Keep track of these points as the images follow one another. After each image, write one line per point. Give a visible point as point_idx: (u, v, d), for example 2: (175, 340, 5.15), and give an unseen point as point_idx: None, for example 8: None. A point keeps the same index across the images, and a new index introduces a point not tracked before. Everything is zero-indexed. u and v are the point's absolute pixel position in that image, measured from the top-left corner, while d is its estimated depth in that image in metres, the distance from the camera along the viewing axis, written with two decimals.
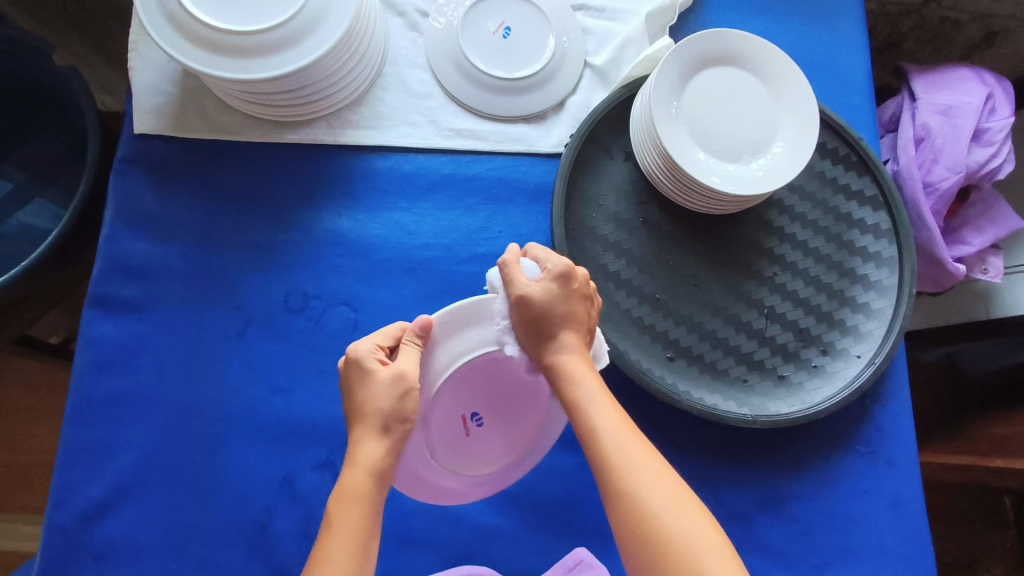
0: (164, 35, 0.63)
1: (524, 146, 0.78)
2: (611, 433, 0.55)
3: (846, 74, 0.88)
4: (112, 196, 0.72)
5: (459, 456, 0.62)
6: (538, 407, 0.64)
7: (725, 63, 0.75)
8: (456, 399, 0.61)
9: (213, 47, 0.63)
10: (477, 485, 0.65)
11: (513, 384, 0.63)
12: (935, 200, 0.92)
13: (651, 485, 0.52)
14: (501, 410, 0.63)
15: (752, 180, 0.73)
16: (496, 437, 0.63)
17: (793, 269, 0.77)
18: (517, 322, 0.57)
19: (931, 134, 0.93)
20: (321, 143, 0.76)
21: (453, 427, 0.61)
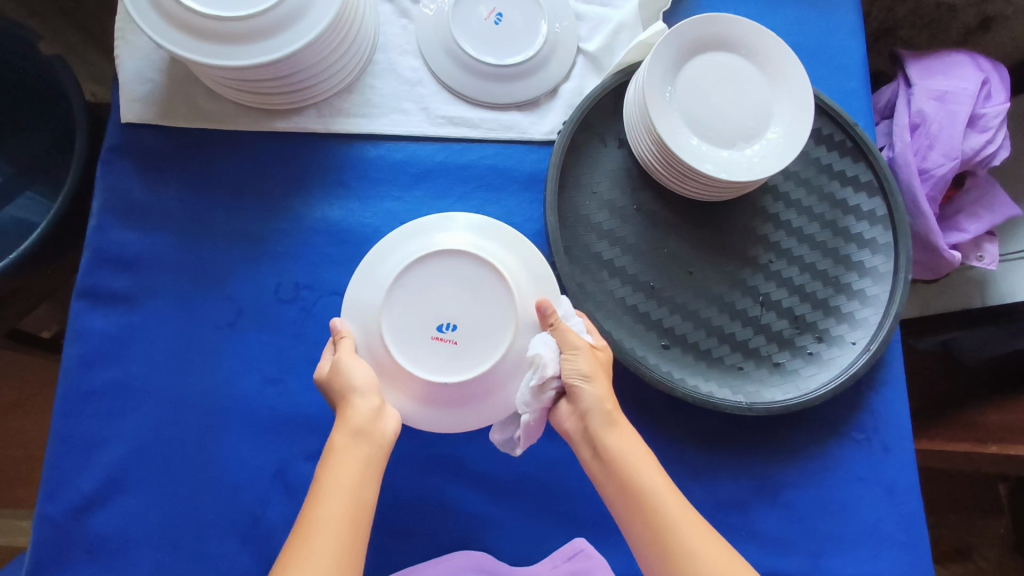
0: (152, 26, 0.62)
1: (516, 134, 0.77)
2: (661, 496, 0.55)
3: (841, 60, 0.87)
4: (100, 186, 0.71)
5: (476, 358, 0.60)
6: (483, 269, 0.61)
7: (719, 49, 0.74)
8: (415, 325, 0.60)
9: (202, 35, 0.62)
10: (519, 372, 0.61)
11: (437, 283, 0.61)
12: (930, 186, 0.92)
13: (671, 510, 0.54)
14: (457, 304, 0.61)
15: (747, 167, 0.72)
16: (481, 324, 0.60)
17: (787, 256, 0.77)
18: (584, 366, 0.58)
19: (927, 121, 0.92)
20: (311, 131, 0.75)
21: (431, 346, 0.60)
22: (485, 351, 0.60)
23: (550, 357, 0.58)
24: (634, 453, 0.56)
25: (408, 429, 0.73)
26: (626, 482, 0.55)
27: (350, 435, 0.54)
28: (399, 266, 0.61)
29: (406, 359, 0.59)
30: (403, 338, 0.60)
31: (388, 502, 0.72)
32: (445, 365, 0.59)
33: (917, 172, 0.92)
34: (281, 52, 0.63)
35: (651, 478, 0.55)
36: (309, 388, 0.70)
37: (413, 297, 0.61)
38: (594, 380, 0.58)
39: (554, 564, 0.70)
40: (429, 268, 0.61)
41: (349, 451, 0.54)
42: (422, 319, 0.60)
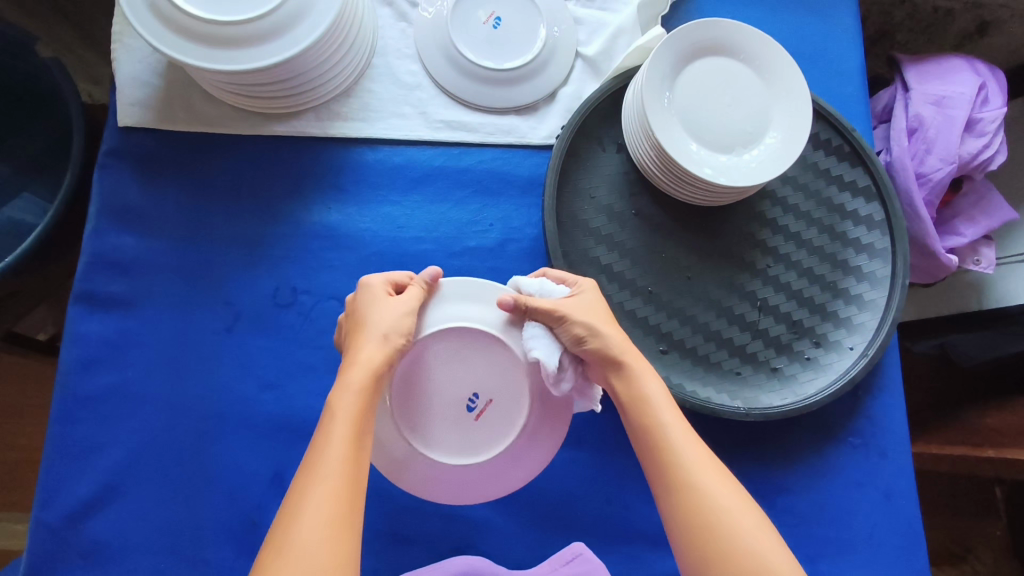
0: (148, 28, 0.61)
1: (515, 138, 0.77)
2: (673, 432, 0.54)
3: (839, 65, 0.87)
4: (97, 190, 0.71)
5: (514, 391, 0.60)
6: (434, 349, 0.59)
7: (717, 54, 0.74)
8: (465, 431, 0.60)
9: (197, 38, 0.62)
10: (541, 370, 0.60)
11: (421, 394, 0.59)
12: (928, 191, 0.92)
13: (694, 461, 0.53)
14: (457, 382, 0.60)
15: (745, 172, 0.72)
16: (477, 361, 0.59)
17: (786, 261, 0.77)
18: (579, 326, 0.57)
19: (924, 125, 0.93)
20: (309, 135, 0.75)
21: (492, 419, 0.60)
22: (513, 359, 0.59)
23: (544, 342, 0.56)
24: (652, 388, 0.57)
25: None
26: (641, 413, 0.56)
27: (367, 373, 0.52)
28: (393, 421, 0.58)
29: (504, 445, 0.60)
30: (463, 435, 0.60)
31: (386, 507, 0.72)
32: (514, 408, 0.60)
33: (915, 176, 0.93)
34: (280, 56, 0.63)
35: (664, 413, 0.55)
36: (307, 393, 0.70)
37: (421, 431, 0.59)
38: (599, 329, 0.58)
39: (553, 567, 0.69)
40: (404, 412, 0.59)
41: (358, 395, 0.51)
42: (462, 427, 0.60)
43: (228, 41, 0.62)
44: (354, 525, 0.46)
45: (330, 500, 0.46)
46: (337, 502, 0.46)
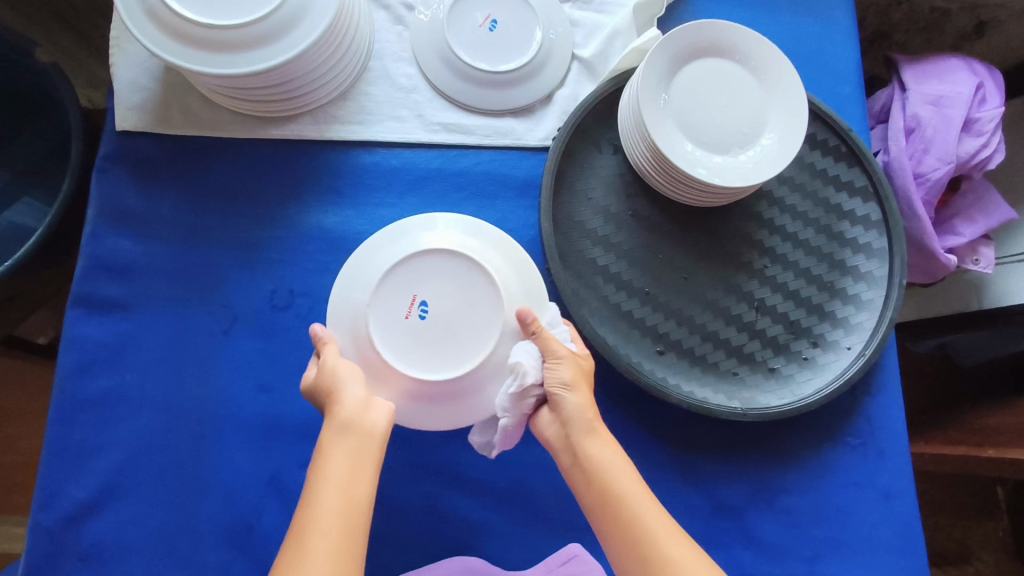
0: (147, 36, 0.62)
1: (511, 140, 0.77)
2: (639, 506, 0.55)
3: (836, 65, 0.87)
4: (94, 194, 0.71)
5: (389, 320, 0.61)
6: (462, 346, 0.61)
7: (713, 55, 0.75)
8: (430, 276, 0.62)
9: (196, 43, 0.62)
10: (394, 338, 0.61)
11: (467, 319, 0.61)
12: (925, 191, 0.93)
13: (644, 514, 0.55)
14: (444, 321, 0.61)
15: (740, 174, 0.72)
16: (422, 341, 0.61)
17: (783, 261, 0.77)
18: (566, 375, 0.60)
19: (922, 126, 0.94)
20: (306, 138, 0.75)
21: (403, 298, 0.62)
22: (383, 335, 0.61)
23: (531, 366, 0.60)
24: (609, 459, 0.58)
25: (405, 435, 0.73)
26: (606, 488, 0.56)
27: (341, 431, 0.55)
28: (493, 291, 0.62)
29: (397, 274, 0.62)
30: (421, 278, 0.62)
31: (383, 509, 0.72)
32: (386, 302, 0.61)
33: (913, 176, 0.94)
34: (279, 60, 0.63)
35: (626, 487, 0.56)
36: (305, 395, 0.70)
37: (459, 282, 0.62)
38: (576, 389, 0.60)
39: (550, 568, 0.70)
40: (484, 295, 0.62)
41: (342, 449, 0.54)
42: (436, 290, 0.62)
43: (227, 46, 0.62)
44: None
45: (321, 557, 0.49)
46: (325, 559, 0.49)
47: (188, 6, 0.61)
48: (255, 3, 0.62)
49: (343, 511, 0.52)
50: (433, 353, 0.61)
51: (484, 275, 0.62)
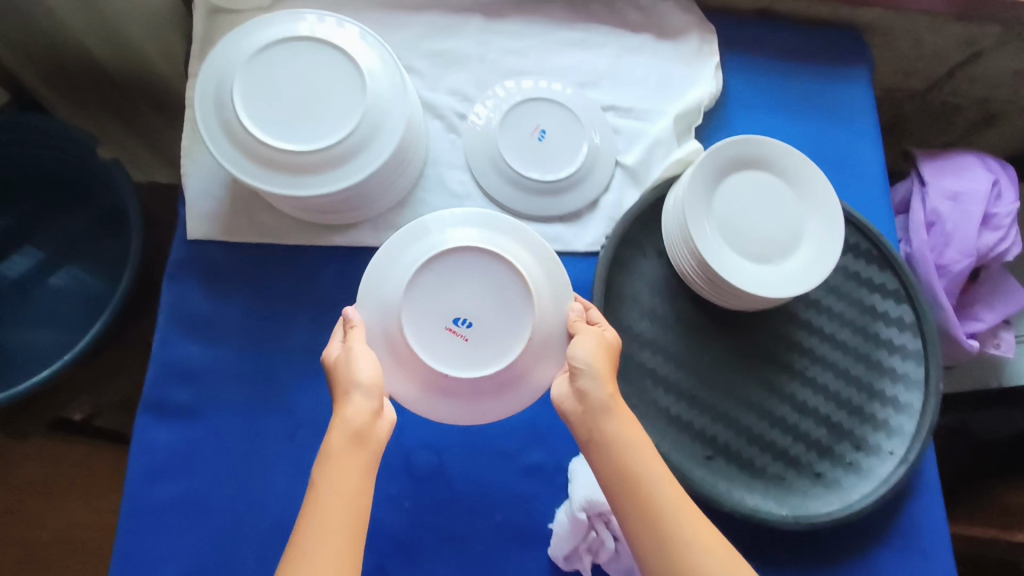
0: (228, 156, 0.66)
1: (560, 245, 0.81)
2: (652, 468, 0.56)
3: (862, 168, 0.91)
4: (166, 302, 0.74)
5: (464, 354, 0.64)
6: (513, 286, 0.64)
7: (751, 168, 0.79)
8: (431, 312, 0.64)
9: (270, 164, 0.66)
10: (489, 346, 0.64)
11: (475, 282, 0.64)
12: (948, 281, 1.03)
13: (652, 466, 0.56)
14: (477, 302, 0.64)
15: (780, 283, 0.76)
16: (493, 320, 0.64)
17: (823, 362, 0.80)
18: (578, 362, 0.60)
19: (942, 219, 1.04)
20: (366, 244, 0.77)
21: (446, 336, 0.64)
22: (477, 360, 0.64)
23: (565, 524, 0.70)
24: (615, 399, 0.59)
25: (462, 540, 0.73)
26: (601, 426, 0.58)
27: (347, 436, 0.55)
28: (454, 251, 0.64)
29: (424, 353, 0.63)
30: (423, 314, 0.64)
31: None
32: (448, 357, 0.63)
33: (937, 267, 1.03)
34: (349, 180, 0.67)
35: (620, 428, 0.58)
36: None
37: (443, 280, 0.65)
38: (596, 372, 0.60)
39: None
40: (449, 262, 0.65)
41: (345, 458, 0.54)
42: (444, 313, 0.64)
43: (298, 167, 0.66)
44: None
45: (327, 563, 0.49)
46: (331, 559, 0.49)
47: (267, 129, 0.66)
48: (328, 128, 0.66)
49: (348, 521, 0.51)
50: (511, 311, 0.64)
51: (436, 253, 0.64)
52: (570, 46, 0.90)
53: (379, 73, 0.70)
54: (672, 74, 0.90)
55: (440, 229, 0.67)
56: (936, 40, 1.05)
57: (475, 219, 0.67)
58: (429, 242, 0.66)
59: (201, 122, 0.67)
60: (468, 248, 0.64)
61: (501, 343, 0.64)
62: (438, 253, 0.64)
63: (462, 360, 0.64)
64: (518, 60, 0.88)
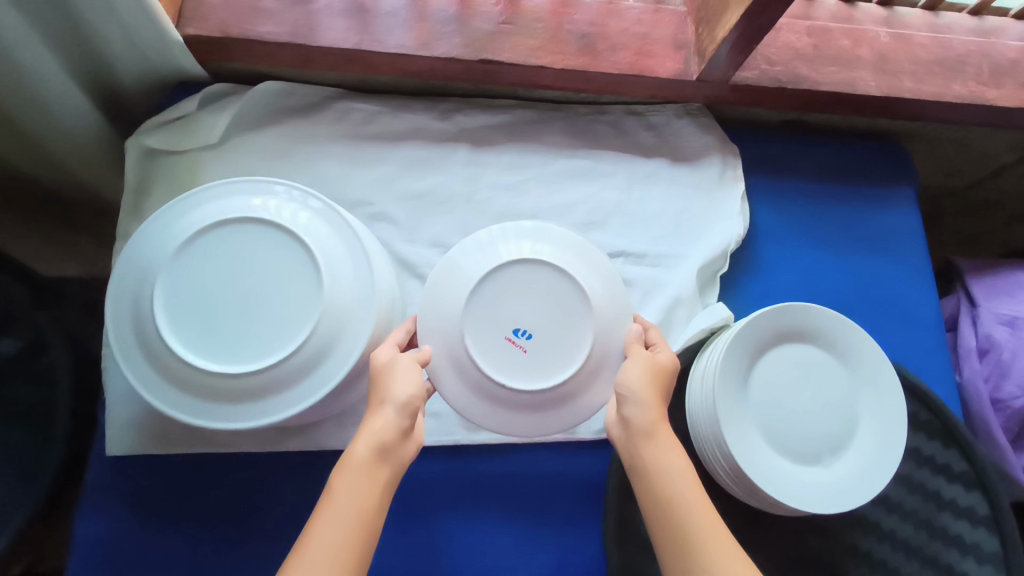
0: (185, 408, 0.53)
1: (565, 434, 0.69)
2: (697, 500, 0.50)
3: (914, 313, 0.78)
4: (78, 541, 0.59)
5: (524, 369, 0.58)
6: (578, 302, 0.59)
7: (794, 341, 0.66)
8: (490, 318, 0.58)
9: (235, 395, 0.53)
10: (551, 365, 0.58)
11: (541, 296, 0.59)
12: (1006, 417, 0.88)
13: (692, 495, 0.50)
14: (541, 313, 0.59)
15: (835, 491, 0.63)
16: (555, 336, 0.58)
17: (882, 568, 0.68)
18: (632, 383, 0.55)
19: (998, 347, 0.90)
20: (330, 449, 0.63)
21: (504, 347, 0.58)
22: (535, 375, 0.58)
23: None
24: (661, 429, 0.53)
25: None
26: (648, 455, 0.52)
27: (370, 448, 0.49)
28: (520, 262, 0.59)
29: (481, 366, 0.57)
30: (480, 326, 0.58)
31: None
32: (502, 366, 0.57)
33: (992, 402, 0.89)
34: (331, 383, 0.54)
35: (667, 460, 0.52)
36: None
37: (506, 289, 0.59)
38: (641, 396, 0.55)
39: None
40: (511, 274, 0.59)
41: (361, 468, 0.48)
42: (502, 325, 0.58)
43: (266, 387, 0.53)
44: None
45: None
46: None
47: (219, 356, 0.53)
48: (288, 322, 0.54)
49: (350, 543, 0.45)
50: (574, 326, 0.59)
51: (503, 263, 0.59)
52: (572, 177, 0.77)
53: (323, 235, 0.58)
54: (690, 207, 0.77)
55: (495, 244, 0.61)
56: (985, 144, 0.92)
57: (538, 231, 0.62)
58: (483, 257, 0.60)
59: (139, 388, 0.53)
60: (536, 261, 0.59)
61: (565, 359, 0.58)
62: (505, 259, 0.59)
63: (521, 373, 0.58)
64: (511, 198, 0.75)
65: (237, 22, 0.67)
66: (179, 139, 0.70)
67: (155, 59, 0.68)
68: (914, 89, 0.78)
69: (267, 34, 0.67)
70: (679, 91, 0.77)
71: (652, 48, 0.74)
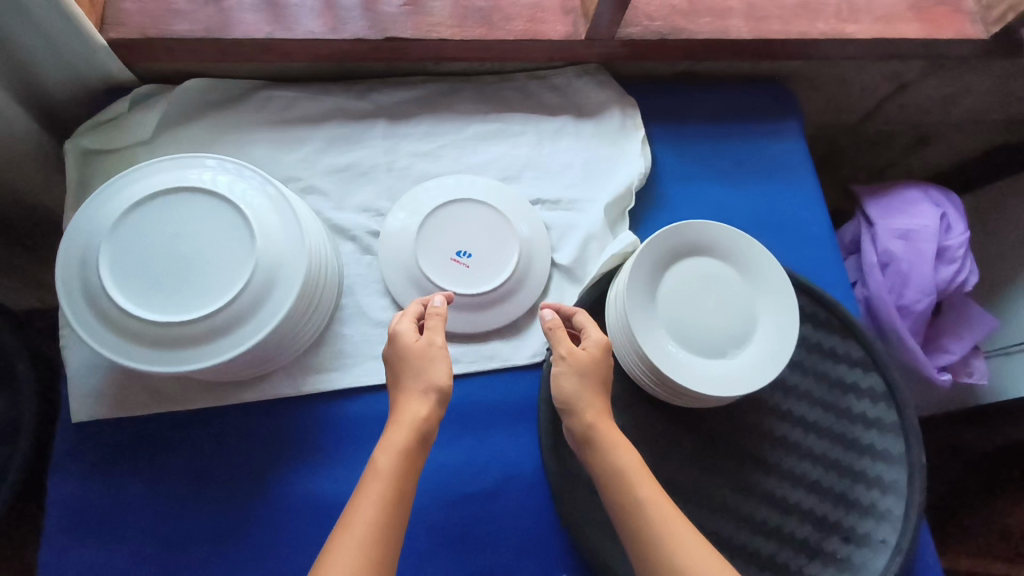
0: (162, 362, 0.59)
1: (499, 362, 0.74)
2: (636, 475, 0.57)
3: (807, 229, 0.86)
4: (52, 503, 0.65)
5: (469, 280, 0.73)
6: (502, 224, 0.76)
7: (692, 255, 0.74)
8: (436, 247, 0.74)
9: (202, 338, 0.59)
10: (488, 273, 0.74)
11: (472, 224, 0.75)
12: (910, 320, 1.00)
13: (639, 475, 0.57)
14: (475, 237, 0.75)
15: (741, 378, 0.70)
16: (487, 251, 0.75)
17: (798, 450, 0.76)
18: (565, 385, 0.63)
19: (896, 260, 0.99)
20: (282, 396, 0.69)
21: (451, 266, 0.73)
22: (478, 282, 0.73)
23: None
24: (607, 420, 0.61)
25: None
26: (604, 457, 0.59)
27: (412, 430, 0.55)
28: (452, 201, 0.76)
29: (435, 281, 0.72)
30: (429, 252, 0.74)
31: None
32: (454, 281, 0.73)
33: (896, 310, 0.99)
34: (283, 312, 0.61)
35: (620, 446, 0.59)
36: None
37: (445, 223, 0.75)
38: (576, 399, 0.62)
39: None
40: (448, 211, 0.75)
41: (402, 450, 0.54)
42: (447, 251, 0.74)
43: (227, 326, 0.59)
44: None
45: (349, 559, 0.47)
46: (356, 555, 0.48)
47: (173, 306, 0.59)
48: (232, 263, 0.60)
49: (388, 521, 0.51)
50: (502, 239, 0.75)
51: (438, 204, 0.75)
52: (485, 139, 0.84)
53: (252, 195, 0.63)
54: (597, 157, 0.85)
55: (437, 189, 0.78)
56: (861, 79, 1.02)
57: (460, 180, 0.78)
58: (428, 200, 0.77)
59: (110, 355, 0.58)
60: (464, 198, 0.76)
61: (499, 267, 0.74)
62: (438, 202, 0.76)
63: (467, 282, 0.73)
64: (430, 163, 0.82)
65: (154, 25, 0.73)
66: (113, 138, 0.75)
67: (83, 69, 0.74)
68: (782, 30, 0.87)
69: (184, 33, 0.73)
70: (573, 52, 0.85)
71: (542, 15, 0.82)
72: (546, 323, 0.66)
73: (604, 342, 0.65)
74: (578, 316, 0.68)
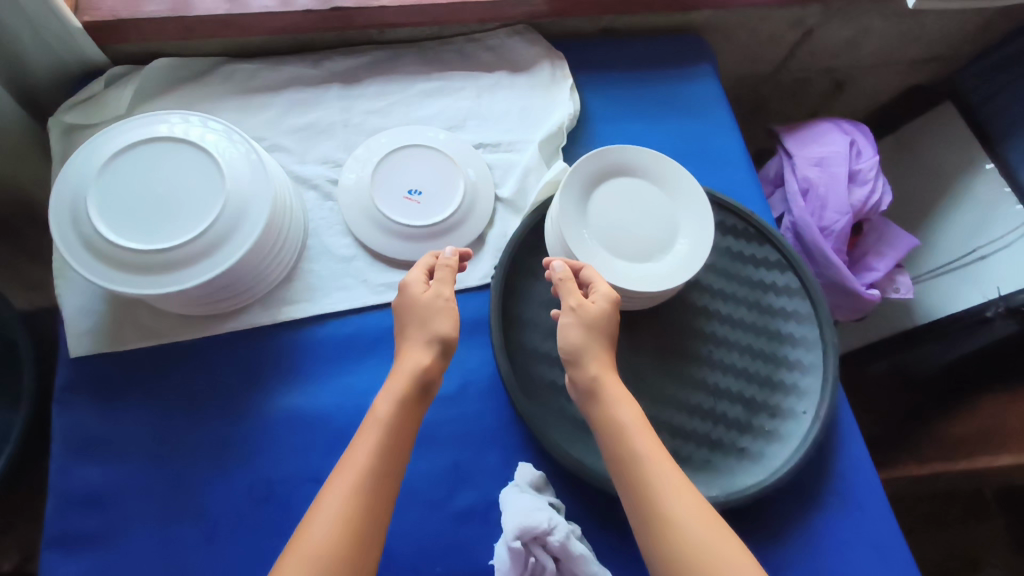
0: (147, 285, 0.66)
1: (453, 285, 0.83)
2: (620, 404, 0.61)
3: (724, 155, 0.97)
4: (56, 428, 0.72)
5: (420, 214, 0.82)
6: (447, 165, 0.85)
7: (617, 176, 0.84)
8: (389, 188, 0.83)
9: (180, 262, 0.67)
10: (438, 207, 0.82)
11: (420, 166, 0.84)
12: (833, 240, 1.08)
13: (622, 403, 0.61)
14: (423, 177, 0.84)
15: (667, 276, 0.79)
16: (436, 188, 0.83)
17: (725, 342, 0.84)
18: (572, 333, 0.65)
19: (814, 186, 1.10)
20: (259, 325, 0.77)
21: (404, 204, 0.82)
22: (430, 215, 0.82)
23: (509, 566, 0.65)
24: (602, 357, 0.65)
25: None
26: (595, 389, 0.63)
27: (417, 386, 0.60)
28: (400, 149, 0.85)
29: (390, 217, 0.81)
30: (384, 194, 0.83)
31: None
32: (408, 215, 0.81)
33: (820, 230, 1.08)
34: (252, 238, 0.69)
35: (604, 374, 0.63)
36: None
37: (396, 168, 0.84)
38: (584, 346, 0.65)
39: None
40: (397, 157, 0.84)
41: (397, 398, 0.59)
42: (399, 192, 0.83)
43: (203, 252, 0.67)
44: (363, 515, 0.53)
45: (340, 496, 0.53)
46: (348, 493, 0.54)
47: (154, 237, 0.67)
48: (205, 197, 0.68)
49: (379, 462, 0.56)
50: (448, 178, 0.84)
51: (389, 151, 0.85)
52: (430, 95, 0.93)
53: (219, 141, 0.72)
54: (531, 104, 0.95)
55: (387, 138, 0.87)
56: (769, 28, 1.13)
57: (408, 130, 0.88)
58: (379, 149, 0.86)
59: (99, 279, 0.65)
60: (411, 145, 0.85)
61: (447, 201, 0.83)
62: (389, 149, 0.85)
63: (419, 216, 0.82)
64: (381, 118, 0.90)
65: (126, 8, 0.83)
66: (92, 113, 0.84)
67: (64, 54, 0.83)
68: None
69: (152, 12, 0.83)
70: (502, 12, 0.95)
71: None
72: (557, 273, 0.70)
73: (612, 299, 0.68)
74: (585, 271, 0.72)
